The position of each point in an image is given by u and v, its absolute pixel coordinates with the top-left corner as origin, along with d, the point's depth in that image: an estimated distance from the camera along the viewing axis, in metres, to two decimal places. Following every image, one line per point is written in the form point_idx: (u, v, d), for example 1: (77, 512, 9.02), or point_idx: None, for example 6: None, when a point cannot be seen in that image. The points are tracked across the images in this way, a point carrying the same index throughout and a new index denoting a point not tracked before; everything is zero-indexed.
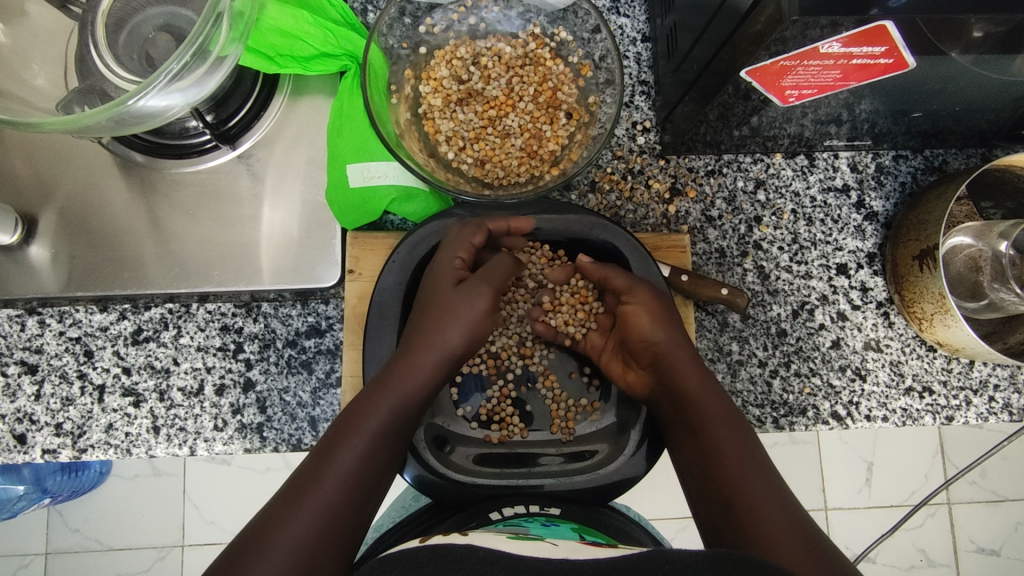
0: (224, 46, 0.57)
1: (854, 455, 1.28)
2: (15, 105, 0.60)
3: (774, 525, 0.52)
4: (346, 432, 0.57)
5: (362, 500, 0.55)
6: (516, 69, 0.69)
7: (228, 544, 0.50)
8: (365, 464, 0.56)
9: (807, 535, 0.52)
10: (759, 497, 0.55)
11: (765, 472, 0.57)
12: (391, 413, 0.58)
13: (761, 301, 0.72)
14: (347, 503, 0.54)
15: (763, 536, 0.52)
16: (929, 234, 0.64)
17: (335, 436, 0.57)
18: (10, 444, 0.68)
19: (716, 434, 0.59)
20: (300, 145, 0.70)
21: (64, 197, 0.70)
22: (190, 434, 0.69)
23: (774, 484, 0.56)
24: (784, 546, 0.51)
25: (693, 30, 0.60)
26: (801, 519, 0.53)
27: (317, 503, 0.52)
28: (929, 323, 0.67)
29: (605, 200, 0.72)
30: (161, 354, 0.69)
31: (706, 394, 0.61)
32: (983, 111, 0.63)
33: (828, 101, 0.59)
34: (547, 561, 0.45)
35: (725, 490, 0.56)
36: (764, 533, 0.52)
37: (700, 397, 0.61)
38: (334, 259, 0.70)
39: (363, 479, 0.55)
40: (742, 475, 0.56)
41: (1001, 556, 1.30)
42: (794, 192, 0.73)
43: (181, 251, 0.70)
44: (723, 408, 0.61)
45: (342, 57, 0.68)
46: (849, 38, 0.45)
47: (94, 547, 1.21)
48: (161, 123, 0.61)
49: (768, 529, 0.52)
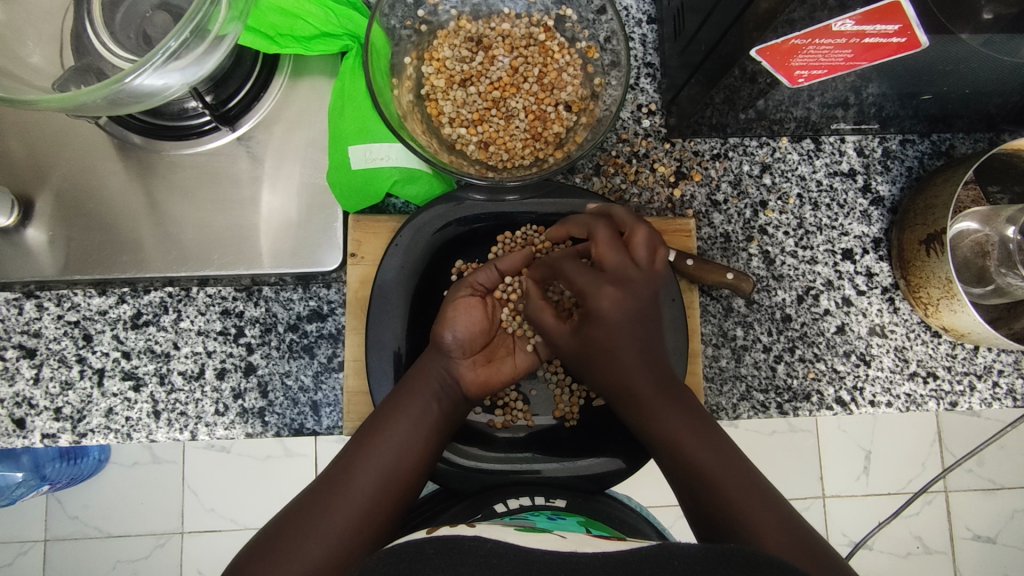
0: (223, 25, 0.56)
1: (852, 443, 1.28)
2: (10, 83, 0.59)
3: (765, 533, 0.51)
4: (373, 435, 0.59)
5: (389, 500, 0.57)
6: (520, 50, 0.68)
7: (259, 540, 0.53)
8: (396, 466, 0.58)
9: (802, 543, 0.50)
10: (740, 500, 0.52)
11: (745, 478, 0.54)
12: (415, 423, 0.59)
13: (766, 286, 0.71)
14: (377, 504, 0.56)
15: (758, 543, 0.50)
16: (936, 218, 0.64)
17: (364, 441, 0.59)
18: (9, 428, 0.67)
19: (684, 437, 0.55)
20: (301, 127, 0.69)
21: (60, 179, 0.69)
22: (191, 419, 0.68)
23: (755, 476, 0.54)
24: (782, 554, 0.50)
25: (700, 10, 0.59)
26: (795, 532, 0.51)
27: (345, 509, 0.55)
28: (935, 309, 0.66)
29: (610, 183, 0.72)
30: (161, 338, 0.69)
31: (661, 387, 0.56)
32: (992, 93, 0.62)
33: (836, 84, 0.58)
34: (555, 553, 0.45)
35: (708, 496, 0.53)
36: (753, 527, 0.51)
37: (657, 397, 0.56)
38: (335, 243, 0.69)
39: (391, 484, 0.57)
40: (719, 476, 0.53)
41: (996, 543, 1.31)
42: (800, 176, 0.72)
43: (181, 235, 0.69)
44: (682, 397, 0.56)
45: (343, 37, 0.67)
46: (862, 16, 0.44)
47: (93, 533, 1.21)
48: (159, 103, 0.60)
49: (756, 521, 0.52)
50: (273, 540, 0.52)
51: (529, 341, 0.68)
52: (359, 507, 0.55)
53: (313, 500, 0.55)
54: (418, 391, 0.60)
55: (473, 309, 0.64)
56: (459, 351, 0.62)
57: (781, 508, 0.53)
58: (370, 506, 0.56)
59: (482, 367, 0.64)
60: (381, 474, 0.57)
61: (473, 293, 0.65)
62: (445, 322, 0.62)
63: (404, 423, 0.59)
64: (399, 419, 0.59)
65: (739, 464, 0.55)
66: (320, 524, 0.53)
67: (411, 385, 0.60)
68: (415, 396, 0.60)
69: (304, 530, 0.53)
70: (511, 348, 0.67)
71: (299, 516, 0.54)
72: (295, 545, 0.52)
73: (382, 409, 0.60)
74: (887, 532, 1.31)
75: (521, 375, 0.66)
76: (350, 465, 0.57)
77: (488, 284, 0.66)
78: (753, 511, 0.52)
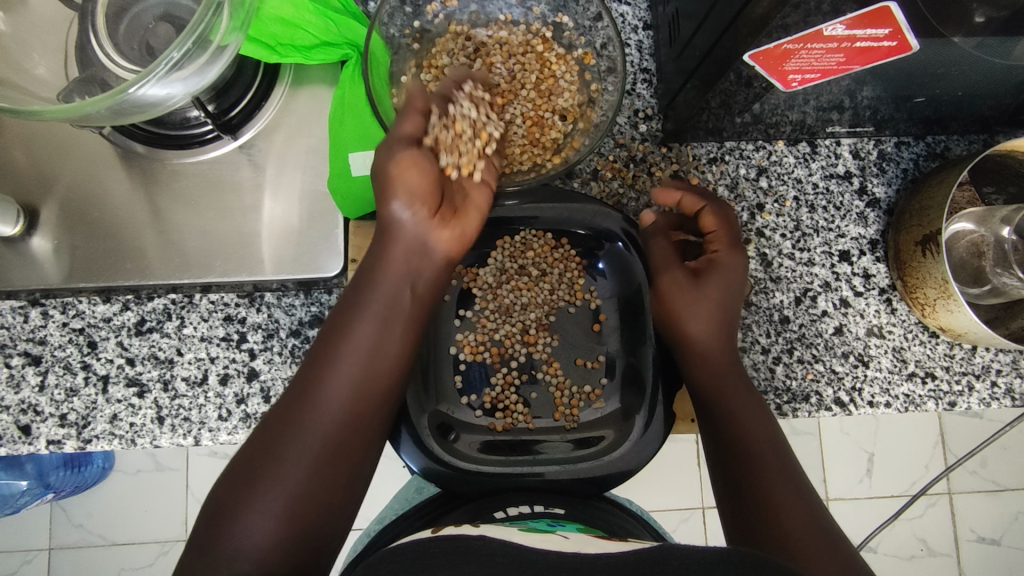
0: (225, 35, 0.57)
1: (855, 445, 1.28)
2: (16, 94, 0.60)
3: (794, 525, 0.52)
4: (337, 341, 0.56)
5: (363, 405, 0.55)
6: (518, 57, 0.69)
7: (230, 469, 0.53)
8: (363, 374, 0.55)
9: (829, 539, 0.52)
10: (779, 486, 0.55)
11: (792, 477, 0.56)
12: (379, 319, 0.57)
13: (764, 288, 0.72)
14: (330, 444, 0.53)
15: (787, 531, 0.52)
16: (931, 219, 0.64)
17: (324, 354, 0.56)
18: (15, 435, 0.68)
19: (741, 415, 0.59)
20: (301, 135, 0.70)
21: (65, 189, 0.70)
22: (194, 424, 0.69)
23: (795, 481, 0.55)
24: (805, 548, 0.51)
25: (695, 16, 0.60)
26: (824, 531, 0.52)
27: (312, 431, 0.53)
28: (932, 309, 0.67)
29: (607, 188, 0.72)
30: (164, 344, 0.69)
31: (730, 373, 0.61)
32: (986, 95, 0.63)
33: (830, 87, 0.59)
34: (555, 553, 0.45)
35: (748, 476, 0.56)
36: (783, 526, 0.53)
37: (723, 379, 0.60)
38: (336, 249, 0.70)
39: (362, 395, 0.55)
40: (767, 457, 0.57)
41: (1001, 545, 1.31)
42: (797, 179, 0.73)
43: (184, 242, 0.70)
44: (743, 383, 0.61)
45: (343, 46, 0.68)
46: (853, 20, 0.45)
47: (97, 542, 1.22)
48: (162, 113, 0.60)
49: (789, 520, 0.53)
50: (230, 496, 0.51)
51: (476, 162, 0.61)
52: (314, 450, 0.53)
53: (264, 448, 0.53)
54: (379, 292, 0.57)
55: (411, 173, 0.55)
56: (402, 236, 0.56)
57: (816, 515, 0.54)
58: (324, 448, 0.53)
59: (445, 226, 0.59)
60: (334, 414, 0.54)
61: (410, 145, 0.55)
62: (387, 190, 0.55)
63: (369, 327, 0.56)
64: (363, 320, 0.56)
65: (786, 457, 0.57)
66: (275, 474, 0.52)
67: (356, 317, 0.56)
68: (382, 274, 0.58)
69: (259, 481, 0.51)
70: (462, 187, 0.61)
71: (255, 465, 0.52)
72: (251, 497, 0.51)
73: (348, 310, 0.57)
74: (891, 534, 1.31)
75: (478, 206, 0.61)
76: (298, 405, 0.54)
77: (419, 132, 0.57)
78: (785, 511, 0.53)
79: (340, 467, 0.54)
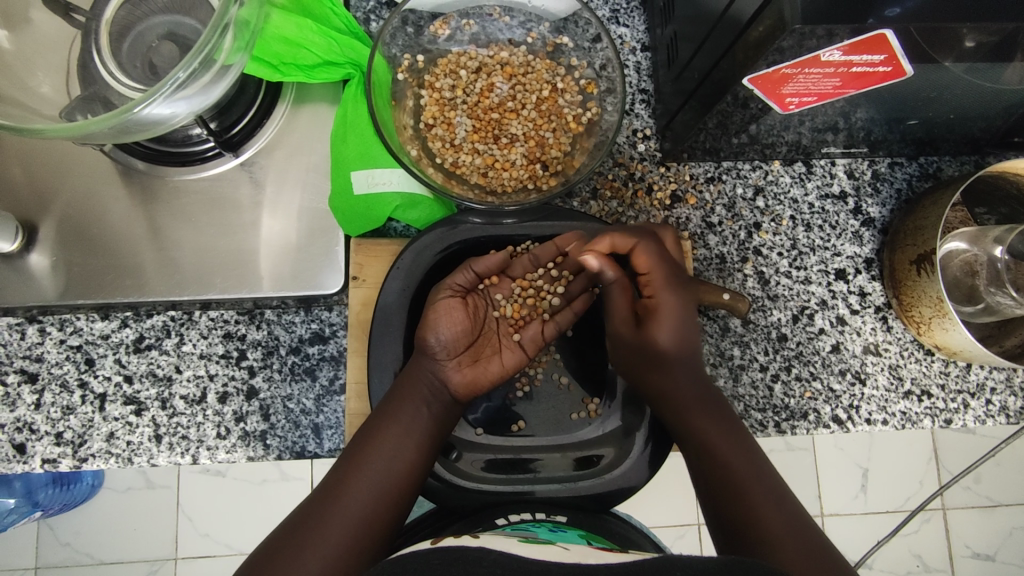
0: (228, 55, 0.57)
1: (850, 461, 1.29)
2: (18, 111, 0.60)
3: (776, 526, 0.51)
4: (385, 420, 0.60)
5: (405, 471, 0.59)
6: (519, 77, 0.70)
7: (307, 495, 0.58)
8: (403, 447, 0.59)
9: (809, 539, 0.51)
10: (774, 520, 0.51)
11: (793, 513, 0.52)
12: (416, 418, 0.61)
13: (762, 306, 0.72)
14: (406, 476, 0.59)
15: (766, 539, 0.50)
16: (926, 239, 0.65)
17: (370, 433, 0.60)
18: (9, 454, 0.67)
19: (716, 440, 0.56)
20: (302, 154, 0.71)
21: (63, 206, 0.70)
22: (192, 443, 0.68)
23: (807, 532, 0.51)
24: (788, 550, 0.49)
25: (693, 39, 0.61)
26: (810, 536, 0.51)
27: (377, 468, 0.58)
28: (928, 327, 0.67)
29: (607, 207, 0.73)
30: (162, 361, 0.69)
31: (696, 384, 0.58)
32: (976, 119, 0.64)
33: (825, 110, 0.60)
34: (561, 565, 0.45)
35: (733, 496, 0.53)
36: (772, 540, 0.50)
37: (694, 399, 0.57)
38: (336, 266, 0.70)
39: (404, 474, 0.59)
40: (756, 492, 0.53)
41: (996, 561, 1.31)
42: (793, 199, 0.74)
43: (182, 260, 0.69)
44: (724, 409, 0.57)
45: (345, 66, 0.69)
46: (849, 46, 0.46)
47: (85, 561, 1.19)
48: (164, 131, 0.60)
49: (772, 531, 0.51)
50: (307, 518, 0.55)
51: (501, 139, 0.70)
52: (388, 480, 0.58)
53: (342, 473, 0.58)
54: (413, 387, 0.61)
55: (453, 310, 0.65)
56: (440, 352, 0.63)
57: (805, 526, 0.52)
58: (394, 471, 0.58)
59: (468, 367, 0.66)
60: (406, 434, 0.60)
61: (477, 105, 0.70)
62: (427, 324, 0.63)
63: (397, 425, 0.60)
64: (401, 418, 0.60)
65: (764, 469, 0.55)
66: (351, 493, 0.57)
67: (412, 366, 0.62)
68: (408, 398, 0.61)
69: (339, 498, 0.56)
70: (497, 348, 0.69)
71: (337, 483, 0.57)
72: (326, 519, 0.55)
73: (383, 403, 0.61)
74: (887, 550, 1.31)
75: (509, 375, 0.67)
76: (364, 450, 0.59)
77: (476, 92, 0.70)
78: (770, 520, 0.51)
79: (402, 488, 0.58)
